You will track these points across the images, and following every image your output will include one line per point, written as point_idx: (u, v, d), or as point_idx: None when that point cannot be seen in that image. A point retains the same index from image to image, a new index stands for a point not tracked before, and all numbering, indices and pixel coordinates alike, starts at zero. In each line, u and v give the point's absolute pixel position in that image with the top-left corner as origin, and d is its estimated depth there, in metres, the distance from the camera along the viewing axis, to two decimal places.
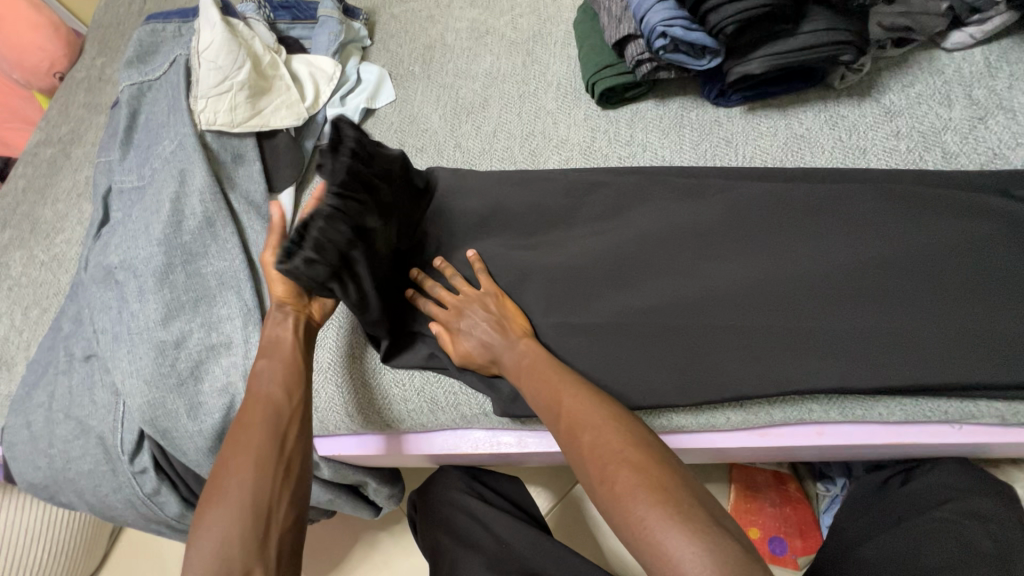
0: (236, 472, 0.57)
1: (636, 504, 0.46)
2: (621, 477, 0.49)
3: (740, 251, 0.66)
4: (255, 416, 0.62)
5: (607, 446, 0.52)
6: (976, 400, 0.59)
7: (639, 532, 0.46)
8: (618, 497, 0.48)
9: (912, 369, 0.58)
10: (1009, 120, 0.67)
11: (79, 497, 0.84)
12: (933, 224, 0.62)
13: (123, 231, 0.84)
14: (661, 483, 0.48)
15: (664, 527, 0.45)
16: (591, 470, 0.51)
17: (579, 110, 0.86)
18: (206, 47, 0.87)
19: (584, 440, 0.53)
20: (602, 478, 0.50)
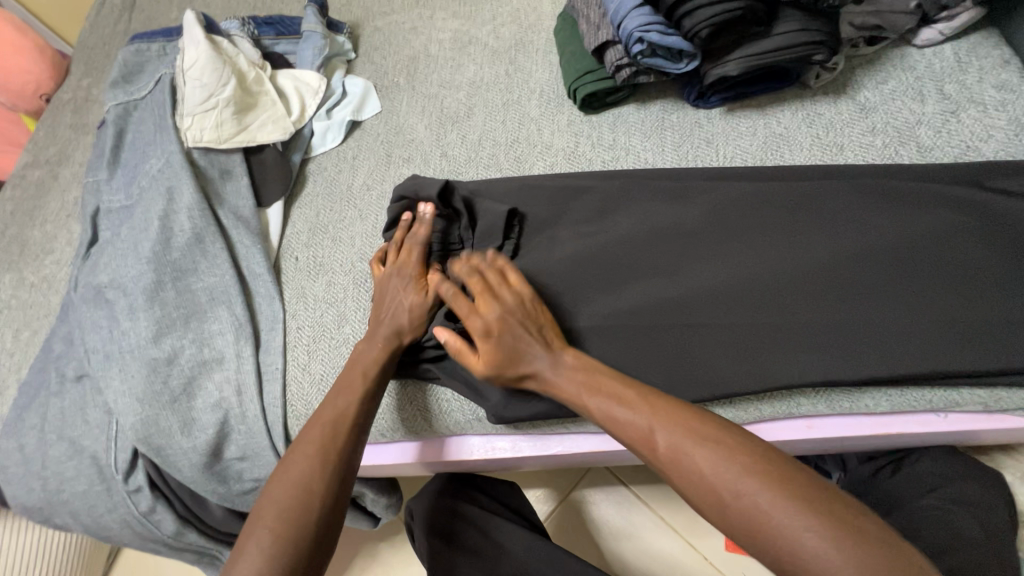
0: (302, 483, 0.56)
1: (786, 521, 0.42)
2: (761, 496, 0.44)
3: (723, 249, 0.67)
4: (327, 427, 0.60)
5: (726, 462, 0.46)
6: (959, 388, 0.60)
7: (792, 553, 0.41)
8: (760, 517, 0.43)
9: (895, 359, 0.59)
10: (980, 113, 0.69)
11: (74, 518, 0.83)
12: (910, 216, 0.64)
13: (112, 250, 0.84)
14: (807, 495, 0.43)
15: (828, 546, 0.40)
16: (708, 490, 0.46)
17: (562, 116, 0.87)
18: (191, 66, 0.88)
19: (694, 457, 0.48)
20: (734, 500, 0.45)
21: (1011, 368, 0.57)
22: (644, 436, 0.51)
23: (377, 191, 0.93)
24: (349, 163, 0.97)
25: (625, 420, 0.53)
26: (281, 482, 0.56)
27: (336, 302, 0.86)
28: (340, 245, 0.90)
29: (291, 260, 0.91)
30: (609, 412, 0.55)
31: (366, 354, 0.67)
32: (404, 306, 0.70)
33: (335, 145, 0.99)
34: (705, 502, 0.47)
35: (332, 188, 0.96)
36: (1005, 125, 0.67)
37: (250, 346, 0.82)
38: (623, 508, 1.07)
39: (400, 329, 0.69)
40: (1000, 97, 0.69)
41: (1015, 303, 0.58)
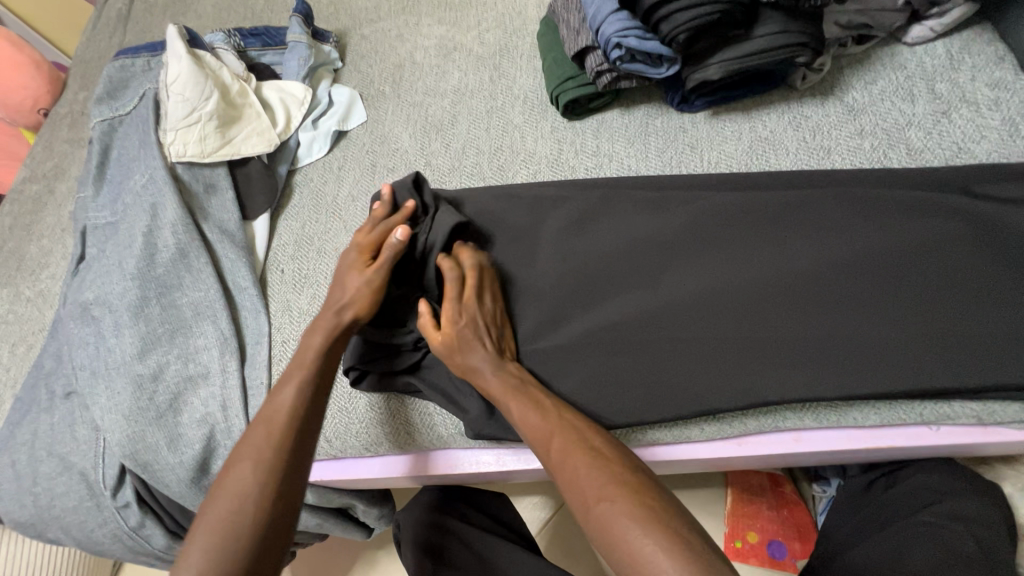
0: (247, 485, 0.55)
1: (633, 529, 0.46)
2: (617, 504, 0.48)
3: (706, 259, 0.66)
4: (271, 428, 0.58)
5: (598, 473, 0.50)
6: (951, 401, 0.58)
7: (631, 556, 0.45)
8: (609, 523, 0.47)
9: (883, 372, 0.57)
10: (972, 113, 0.67)
11: (66, 533, 0.84)
12: (899, 222, 0.62)
13: (98, 267, 0.85)
14: (657, 510, 0.47)
15: (659, 551, 0.44)
16: (577, 496, 0.50)
17: (546, 123, 0.86)
18: (173, 81, 0.88)
19: (572, 465, 0.52)
20: (593, 507, 0.48)
21: (1004, 381, 0.55)
22: (541, 441, 0.55)
23: (362, 201, 0.93)
24: (334, 174, 0.97)
25: (526, 426, 0.56)
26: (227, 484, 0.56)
27: None
28: (325, 257, 0.90)
29: (276, 273, 0.91)
30: (517, 417, 0.57)
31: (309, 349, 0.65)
32: (349, 284, 0.67)
33: (321, 155, 0.99)
34: (574, 505, 0.50)
35: (318, 199, 0.95)
36: (998, 125, 0.65)
37: (234, 360, 0.82)
38: None
39: (343, 309, 0.67)
40: (993, 96, 0.67)
41: (1008, 312, 0.56)
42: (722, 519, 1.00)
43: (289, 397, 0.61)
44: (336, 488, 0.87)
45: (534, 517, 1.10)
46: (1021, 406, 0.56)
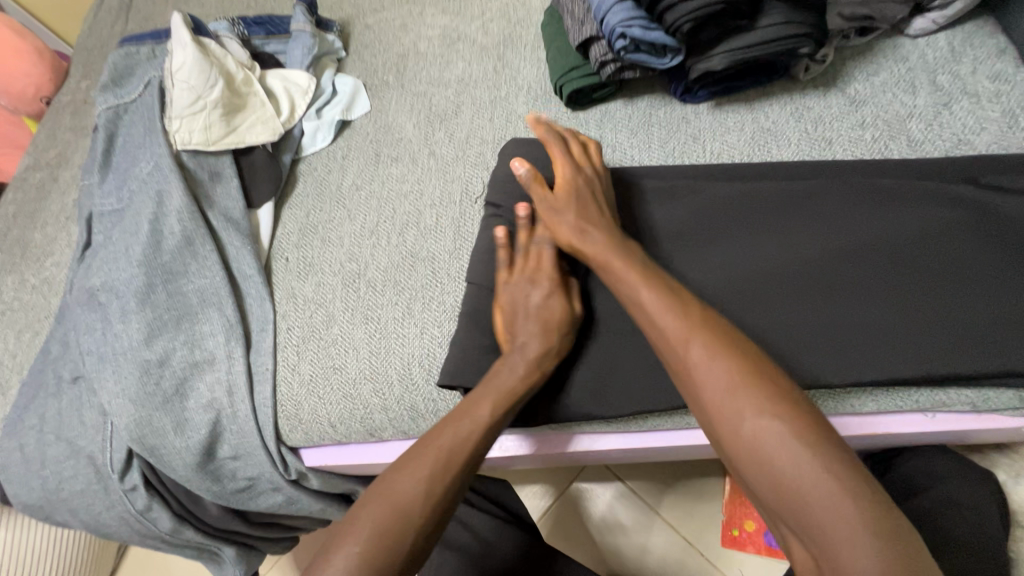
0: (412, 514, 0.50)
1: (802, 463, 0.42)
2: (776, 436, 0.44)
3: (709, 248, 0.66)
4: (442, 455, 0.53)
5: (747, 396, 0.46)
6: (946, 388, 0.59)
7: (791, 490, 0.42)
8: (765, 455, 0.44)
9: (882, 361, 0.58)
10: (973, 105, 0.67)
11: (73, 516, 0.85)
12: (899, 213, 0.62)
13: (105, 254, 0.85)
14: (830, 452, 0.43)
15: (830, 495, 0.41)
16: (721, 418, 0.47)
17: (549, 113, 0.86)
18: (179, 68, 0.88)
19: (714, 384, 0.48)
20: (746, 434, 0.45)
21: (999, 368, 0.56)
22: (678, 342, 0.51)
23: (365, 190, 0.93)
24: (339, 163, 0.97)
25: (663, 333, 0.53)
26: (395, 501, 0.50)
27: (324, 303, 0.86)
28: (329, 246, 0.90)
29: (281, 261, 0.91)
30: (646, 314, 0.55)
31: (507, 383, 0.60)
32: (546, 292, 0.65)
33: (325, 145, 0.99)
34: (722, 429, 0.47)
35: (322, 188, 0.96)
36: (998, 117, 0.66)
37: (240, 347, 0.83)
38: (617, 503, 1.07)
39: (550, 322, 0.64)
40: (993, 88, 0.67)
41: (1005, 301, 0.57)
42: (721, 508, 1.03)
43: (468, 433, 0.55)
44: (341, 474, 0.89)
45: (533, 505, 1.11)
46: (1014, 393, 0.58)
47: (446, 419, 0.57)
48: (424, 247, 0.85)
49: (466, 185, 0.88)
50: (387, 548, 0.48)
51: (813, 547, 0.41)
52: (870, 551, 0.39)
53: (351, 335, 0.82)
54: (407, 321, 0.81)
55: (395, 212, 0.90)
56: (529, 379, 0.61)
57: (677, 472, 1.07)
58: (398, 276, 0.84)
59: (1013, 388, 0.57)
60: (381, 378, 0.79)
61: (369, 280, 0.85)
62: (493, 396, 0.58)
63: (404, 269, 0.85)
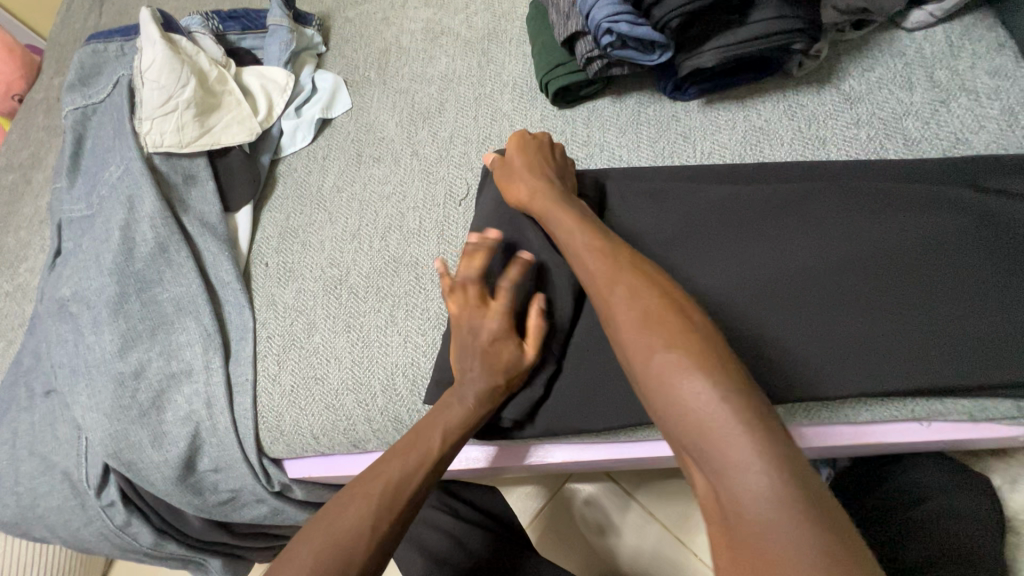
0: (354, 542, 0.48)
1: (712, 408, 0.38)
2: (692, 379, 0.40)
3: (700, 253, 0.64)
4: (387, 490, 0.52)
5: (667, 336, 0.43)
6: (942, 397, 0.57)
7: (702, 435, 0.38)
8: (677, 397, 0.40)
9: (876, 371, 0.56)
10: (971, 102, 0.65)
11: (51, 532, 0.83)
12: (895, 216, 0.60)
13: (76, 262, 0.82)
14: (757, 406, 0.38)
15: (740, 447, 0.36)
16: (640, 359, 0.44)
17: (535, 111, 0.83)
18: (148, 66, 0.84)
19: (633, 326, 0.45)
20: (663, 373, 0.42)
21: (997, 379, 0.54)
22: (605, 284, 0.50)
23: (347, 192, 0.90)
24: (319, 164, 0.94)
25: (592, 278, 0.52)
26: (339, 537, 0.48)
27: (306, 310, 0.83)
28: (310, 250, 0.87)
29: (261, 267, 0.89)
30: (585, 265, 0.54)
31: (457, 414, 0.59)
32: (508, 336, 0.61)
33: (305, 144, 0.96)
34: (638, 368, 0.44)
35: (302, 190, 0.93)
36: (998, 115, 0.63)
37: (219, 357, 0.80)
38: (609, 506, 1.06)
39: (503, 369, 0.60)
40: (993, 84, 0.65)
41: (1007, 308, 0.55)
42: None
43: (414, 470, 0.55)
44: (327, 484, 0.87)
45: (525, 509, 1.10)
46: (1012, 403, 0.56)
47: (396, 451, 0.56)
48: (407, 252, 0.83)
49: (450, 186, 0.85)
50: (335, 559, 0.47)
51: (721, 505, 0.37)
52: (783, 516, 0.34)
53: (333, 344, 0.80)
54: (390, 329, 0.78)
55: (377, 215, 0.87)
56: (477, 410, 0.59)
57: (669, 473, 1.05)
58: (380, 282, 0.82)
59: (1012, 398, 0.56)
60: (364, 388, 0.76)
61: (351, 286, 0.83)
62: (443, 429, 0.57)
63: (387, 274, 0.82)
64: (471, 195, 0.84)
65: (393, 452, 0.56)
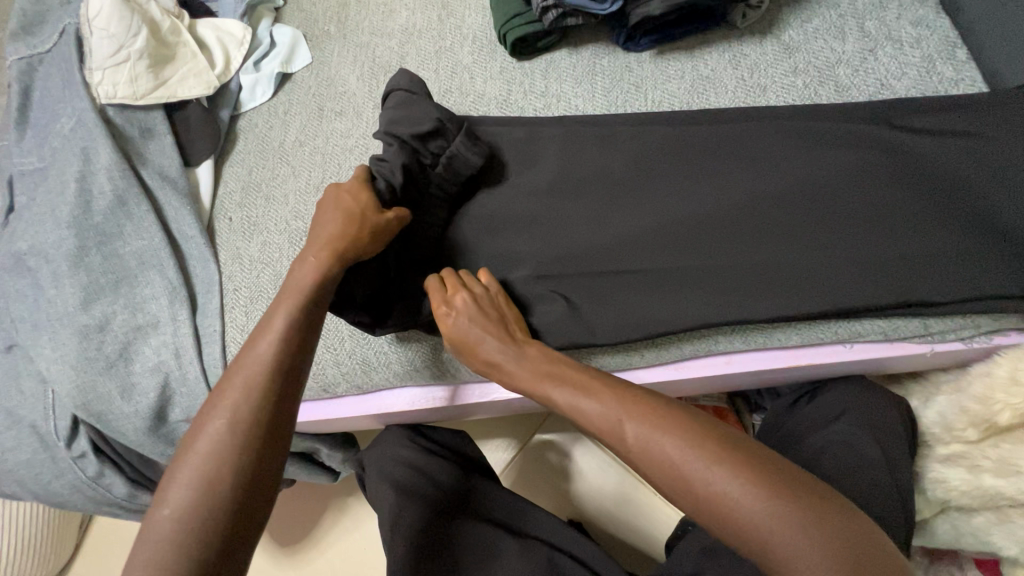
0: (224, 438, 0.48)
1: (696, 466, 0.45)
2: (699, 464, 0.45)
3: (646, 195, 0.68)
4: (249, 383, 0.50)
5: (663, 431, 0.47)
6: (861, 319, 0.63)
7: (727, 514, 0.44)
8: (689, 478, 0.45)
9: (802, 295, 0.62)
10: (896, 51, 0.70)
11: (21, 486, 0.84)
12: (824, 155, 0.66)
13: (30, 217, 0.81)
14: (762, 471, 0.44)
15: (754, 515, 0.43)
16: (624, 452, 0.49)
17: (494, 63, 0.85)
18: (96, 14, 0.82)
19: (628, 431, 0.49)
20: (664, 455, 0.46)
21: (905, 299, 0.60)
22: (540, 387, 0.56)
23: (309, 146, 0.90)
24: (280, 119, 0.94)
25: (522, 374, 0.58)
26: (206, 436, 0.48)
27: (271, 263, 0.84)
28: (273, 204, 0.88)
29: (224, 222, 0.89)
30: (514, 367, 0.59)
31: (297, 283, 0.57)
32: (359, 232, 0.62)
33: (265, 99, 0.95)
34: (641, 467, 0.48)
35: (263, 145, 0.93)
36: (918, 62, 0.69)
37: (185, 309, 0.81)
38: (574, 451, 1.12)
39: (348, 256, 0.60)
40: (916, 34, 0.70)
41: (913, 237, 0.61)
42: None
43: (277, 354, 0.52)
44: (299, 432, 0.90)
45: (495, 456, 1.15)
46: (920, 321, 0.62)
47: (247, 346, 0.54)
48: None
49: None
50: (207, 484, 0.46)
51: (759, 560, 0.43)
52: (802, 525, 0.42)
53: None
54: None
55: (340, 168, 0.88)
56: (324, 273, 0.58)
57: None
58: None
59: (920, 317, 0.62)
60: (332, 334, 0.79)
61: None
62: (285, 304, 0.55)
63: None
64: None
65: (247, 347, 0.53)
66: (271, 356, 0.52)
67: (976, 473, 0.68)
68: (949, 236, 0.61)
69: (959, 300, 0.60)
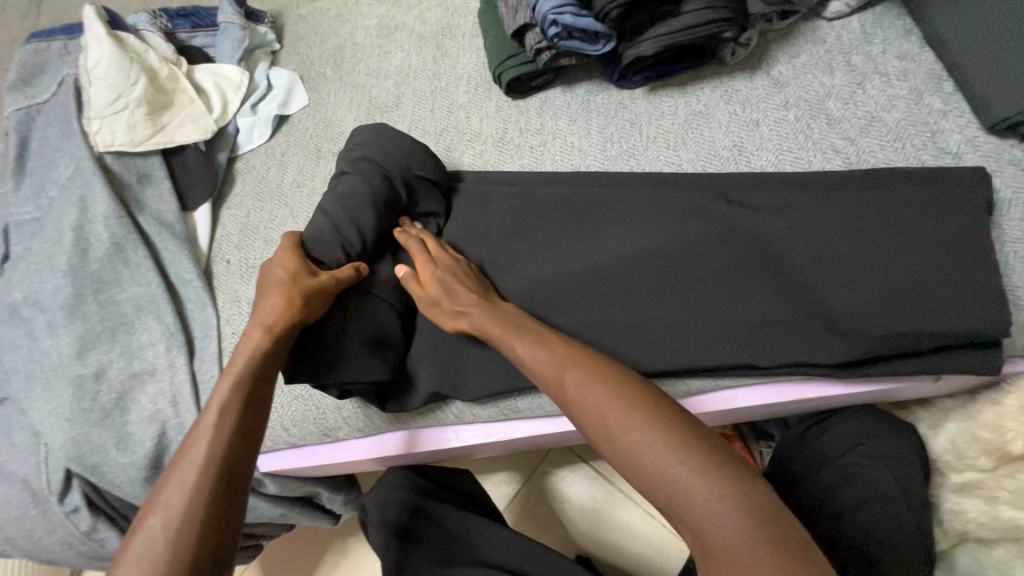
0: (174, 519, 0.45)
1: (652, 446, 0.45)
2: (669, 454, 0.44)
3: (640, 236, 0.68)
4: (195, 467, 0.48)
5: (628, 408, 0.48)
6: (873, 362, 0.61)
7: (672, 492, 0.43)
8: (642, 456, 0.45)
9: (807, 342, 0.61)
10: (884, 84, 0.71)
11: (11, 544, 0.81)
12: (820, 197, 0.66)
13: (26, 266, 0.80)
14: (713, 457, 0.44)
15: (712, 501, 0.41)
16: (606, 431, 0.48)
17: (490, 102, 0.86)
18: (95, 65, 0.83)
19: (593, 398, 0.50)
20: (615, 433, 0.47)
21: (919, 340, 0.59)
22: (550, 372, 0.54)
23: (307, 187, 0.91)
24: (278, 160, 0.94)
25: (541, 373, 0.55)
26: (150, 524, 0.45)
27: None
28: (272, 246, 0.88)
29: (222, 265, 0.88)
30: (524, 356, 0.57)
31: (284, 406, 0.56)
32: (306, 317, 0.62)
33: (262, 141, 0.96)
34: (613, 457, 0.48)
35: (261, 187, 0.93)
36: (906, 95, 0.70)
37: (183, 355, 0.80)
38: (580, 485, 1.09)
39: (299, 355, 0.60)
40: (902, 67, 0.72)
41: (924, 276, 0.60)
42: None
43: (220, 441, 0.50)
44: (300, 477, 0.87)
45: (500, 491, 1.12)
46: (939, 362, 0.60)
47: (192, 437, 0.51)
48: None
49: None
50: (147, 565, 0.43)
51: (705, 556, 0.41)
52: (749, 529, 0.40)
53: None
54: None
55: None
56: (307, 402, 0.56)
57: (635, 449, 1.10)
58: None
59: (936, 357, 0.60)
60: None
61: None
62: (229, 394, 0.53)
63: None
64: None
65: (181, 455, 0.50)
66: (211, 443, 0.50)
67: (995, 504, 0.68)
68: (948, 272, 0.60)
69: (963, 337, 0.58)
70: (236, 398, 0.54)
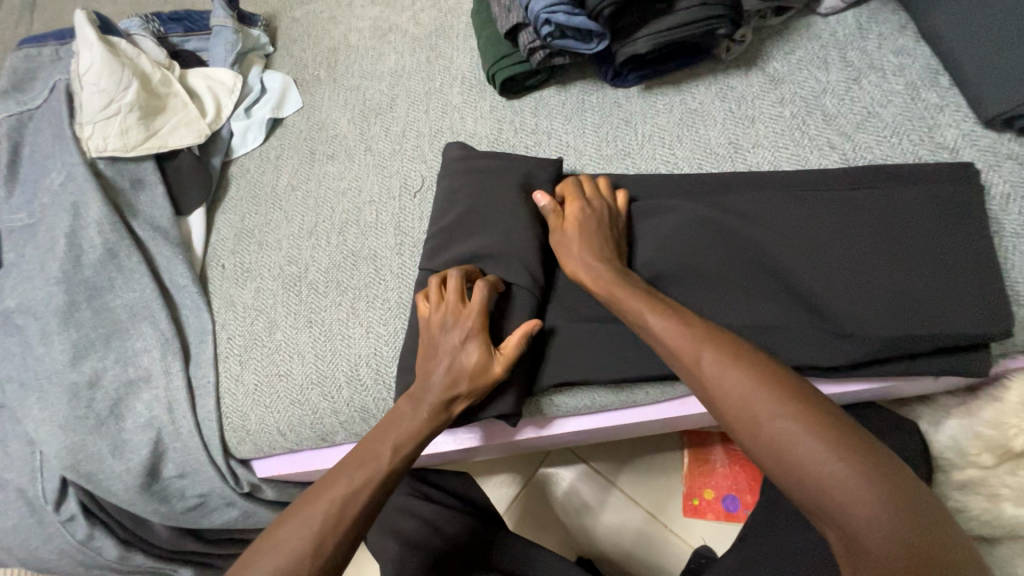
0: (310, 541, 0.51)
1: (822, 460, 0.42)
2: (840, 473, 0.41)
3: (636, 239, 0.68)
4: (335, 502, 0.53)
5: (795, 416, 0.44)
6: (871, 364, 0.61)
7: (843, 517, 0.41)
8: (812, 471, 0.42)
9: (808, 346, 0.60)
10: (879, 79, 0.71)
11: (7, 553, 0.80)
12: (816, 196, 0.65)
13: (19, 273, 0.80)
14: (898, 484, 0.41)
15: (883, 520, 0.39)
16: (745, 416, 0.46)
17: (484, 103, 0.86)
18: (87, 70, 0.82)
19: (748, 398, 0.46)
20: (782, 442, 0.44)
21: (918, 341, 0.58)
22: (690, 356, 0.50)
23: (302, 190, 0.90)
24: (272, 164, 0.94)
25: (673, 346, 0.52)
26: (293, 534, 0.51)
27: (265, 309, 0.83)
28: (266, 250, 0.87)
29: (217, 269, 0.88)
30: (658, 339, 0.53)
31: (411, 425, 0.58)
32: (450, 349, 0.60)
33: (257, 145, 0.95)
34: (748, 445, 0.46)
35: (256, 191, 0.92)
36: (902, 90, 0.70)
37: (179, 361, 0.79)
38: (580, 485, 1.09)
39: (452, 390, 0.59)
40: (897, 62, 0.71)
41: (923, 275, 0.59)
42: (680, 479, 1.06)
43: (362, 484, 0.55)
44: (297, 482, 0.87)
45: (499, 493, 1.12)
46: (935, 362, 0.60)
47: (347, 463, 0.57)
48: (365, 246, 0.84)
49: (405, 179, 0.86)
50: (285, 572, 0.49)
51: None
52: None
53: (296, 340, 0.80)
54: (352, 321, 0.79)
55: (333, 211, 0.87)
56: (432, 423, 0.59)
57: (634, 450, 1.10)
58: (340, 276, 0.82)
59: (932, 358, 0.60)
60: (329, 382, 0.77)
61: (311, 282, 0.83)
62: (392, 436, 0.58)
63: (346, 268, 0.83)
64: (426, 186, 0.85)
65: (335, 474, 0.56)
66: (356, 483, 0.55)
67: (994, 501, 0.67)
68: (949, 272, 0.59)
69: (969, 338, 0.57)
70: (390, 434, 0.58)
